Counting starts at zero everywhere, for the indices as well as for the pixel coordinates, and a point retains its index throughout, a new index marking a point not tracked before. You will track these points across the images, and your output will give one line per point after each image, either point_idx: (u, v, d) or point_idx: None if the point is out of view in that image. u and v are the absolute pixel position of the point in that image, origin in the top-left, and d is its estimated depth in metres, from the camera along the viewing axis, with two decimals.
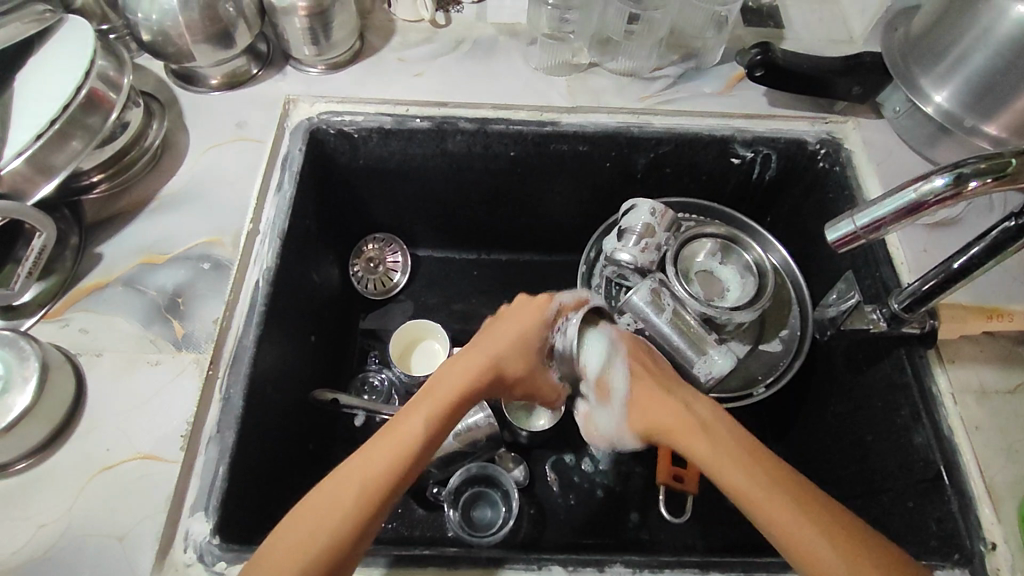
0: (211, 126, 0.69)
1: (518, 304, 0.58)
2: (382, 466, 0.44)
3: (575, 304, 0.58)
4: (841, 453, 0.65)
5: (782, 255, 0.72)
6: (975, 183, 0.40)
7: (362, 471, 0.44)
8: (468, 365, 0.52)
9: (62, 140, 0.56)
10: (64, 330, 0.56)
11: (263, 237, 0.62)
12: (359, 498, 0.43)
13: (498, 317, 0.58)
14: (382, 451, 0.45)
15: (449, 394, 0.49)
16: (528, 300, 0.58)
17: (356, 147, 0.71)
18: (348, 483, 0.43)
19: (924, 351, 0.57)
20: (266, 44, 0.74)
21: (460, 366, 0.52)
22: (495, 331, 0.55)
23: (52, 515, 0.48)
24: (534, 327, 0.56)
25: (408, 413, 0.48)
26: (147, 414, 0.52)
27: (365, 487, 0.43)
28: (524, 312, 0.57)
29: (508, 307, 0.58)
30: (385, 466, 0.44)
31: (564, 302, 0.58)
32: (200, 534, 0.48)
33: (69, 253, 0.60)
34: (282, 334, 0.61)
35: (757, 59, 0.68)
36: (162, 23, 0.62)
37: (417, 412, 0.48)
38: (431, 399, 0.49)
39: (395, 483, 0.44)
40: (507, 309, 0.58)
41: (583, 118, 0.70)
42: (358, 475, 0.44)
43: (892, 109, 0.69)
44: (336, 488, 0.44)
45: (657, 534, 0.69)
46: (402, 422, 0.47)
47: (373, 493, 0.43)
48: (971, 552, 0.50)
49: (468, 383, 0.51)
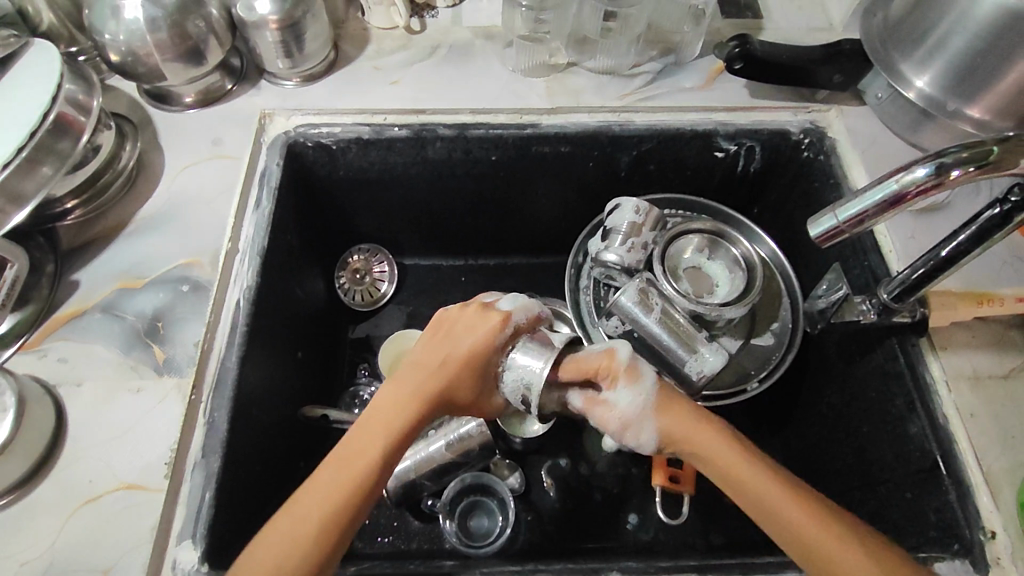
0: (186, 145, 0.68)
1: (467, 314, 0.52)
2: (343, 487, 0.43)
3: (529, 324, 0.52)
4: (838, 446, 0.64)
5: (771, 247, 0.72)
6: (957, 172, 0.40)
7: (330, 498, 0.42)
8: (420, 383, 0.49)
9: (32, 167, 0.55)
10: (43, 361, 0.55)
11: (243, 255, 0.61)
12: (324, 518, 0.42)
13: (445, 325, 0.52)
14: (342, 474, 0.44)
15: (394, 422, 0.47)
16: (482, 315, 0.52)
17: (335, 158, 0.70)
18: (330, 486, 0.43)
19: (916, 340, 0.57)
20: (239, 58, 0.73)
21: (415, 381, 0.49)
22: (445, 345, 0.51)
23: (35, 552, 0.47)
24: (484, 344, 0.50)
25: (362, 430, 0.46)
26: (129, 443, 0.51)
27: (329, 505, 0.42)
28: (470, 331, 0.51)
29: (459, 314, 0.53)
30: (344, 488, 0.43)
31: (515, 321, 0.52)
32: (188, 562, 0.47)
33: (45, 281, 0.59)
34: (267, 353, 0.60)
35: (736, 51, 0.67)
36: (130, 43, 0.61)
37: (374, 431, 0.46)
38: (389, 419, 0.47)
39: (363, 498, 0.43)
40: (458, 317, 0.52)
41: (563, 119, 0.70)
42: (324, 492, 0.43)
43: (875, 95, 0.68)
44: (298, 510, 0.42)
45: (656, 535, 0.68)
46: (362, 437, 0.46)
47: (335, 512, 0.42)
48: (970, 542, 0.50)
49: (423, 400, 0.48)
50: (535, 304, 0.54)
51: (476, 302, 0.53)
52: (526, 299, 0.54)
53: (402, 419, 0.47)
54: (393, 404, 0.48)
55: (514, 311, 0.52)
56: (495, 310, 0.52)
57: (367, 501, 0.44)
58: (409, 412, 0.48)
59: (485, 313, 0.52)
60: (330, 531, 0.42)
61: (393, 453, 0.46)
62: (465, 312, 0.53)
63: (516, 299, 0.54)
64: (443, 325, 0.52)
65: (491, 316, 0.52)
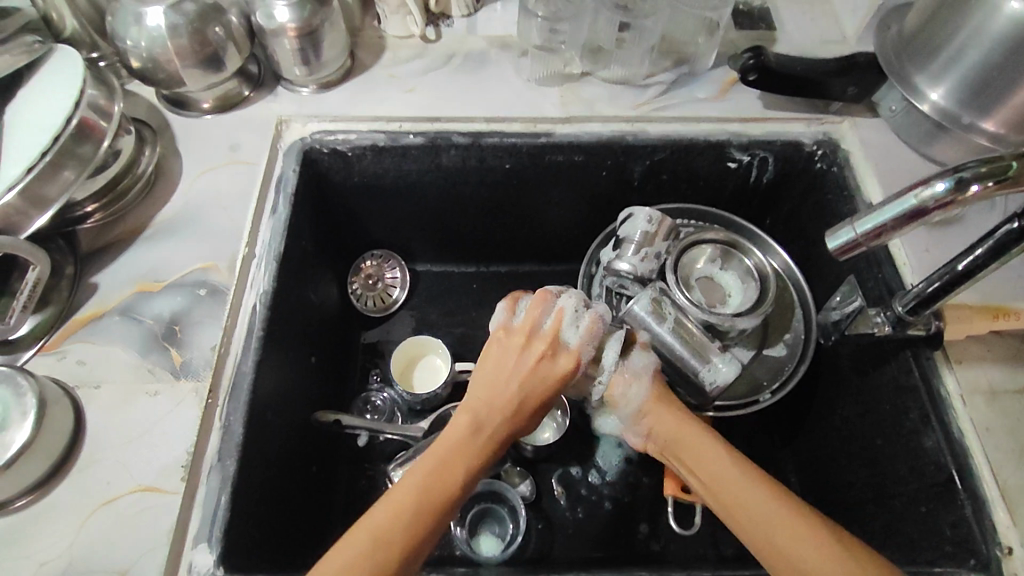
0: (204, 150, 0.69)
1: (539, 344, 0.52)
2: (425, 515, 0.43)
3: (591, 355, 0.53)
4: (850, 458, 0.64)
5: (784, 258, 0.72)
6: (975, 187, 0.40)
7: (403, 521, 0.42)
8: (498, 423, 0.49)
9: (54, 171, 0.56)
10: (61, 362, 0.56)
11: (259, 260, 0.61)
12: (404, 542, 0.42)
13: (510, 362, 0.51)
14: (423, 501, 0.43)
15: (475, 465, 0.47)
16: (551, 355, 0.51)
17: (350, 165, 0.70)
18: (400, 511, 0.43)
19: (931, 352, 0.56)
20: (257, 65, 0.74)
21: (490, 418, 0.49)
22: (517, 385, 0.50)
23: (54, 552, 0.47)
24: (556, 387, 0.51)
25: (443, 462, 0.46)
26: (148, 445, 0.52)
27: (411, 529, 0.42)
28: (545, 365, 0.51)
29: (528, 348, 0.51)
30: (427, 518, 0.43)
31: (584, 359, 0.52)
32: (204, 566, 0.47)
33: (65, 283, 0.59)
34: (282, 358, 0.61)
35: (750, 63, 0.67)
36: (151, 50, 0.62)
37: (453, 464, 0.46)
38: (466, 451, 0.47)
39: (441, 530, 0.44)
40: (528, 351, 0.51)
41: (577, 128, 0.70)
42: (403, 512, 0.43)
43: (888, 107, 0.69)
44: (380, 525, 0.42)
45: (666, 544, 0.68)
46: (442, 468, 0.45)
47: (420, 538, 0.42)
48: (987, 558, 0.50)
49: (498, 444, 0.48)
50: (599, 327, 0.54)
51: (545, 336, 0.52)
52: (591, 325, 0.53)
53: (479, 461, 0.47)
54: (469, 445, 0.47)
55: (583, 346, 0.52)
56: (564, 348, 0.52)
57: (440, 532, 0.44)
58: (486, 451, 0.48)
59: (556, 350, 0.52)
60: (413, 555, 0.42)
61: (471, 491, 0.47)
62: (533, 345, 0.52)
63: (580, 322, 0.53)
64: (506, 359, 0.51)
65: (562, 356, 0.52)
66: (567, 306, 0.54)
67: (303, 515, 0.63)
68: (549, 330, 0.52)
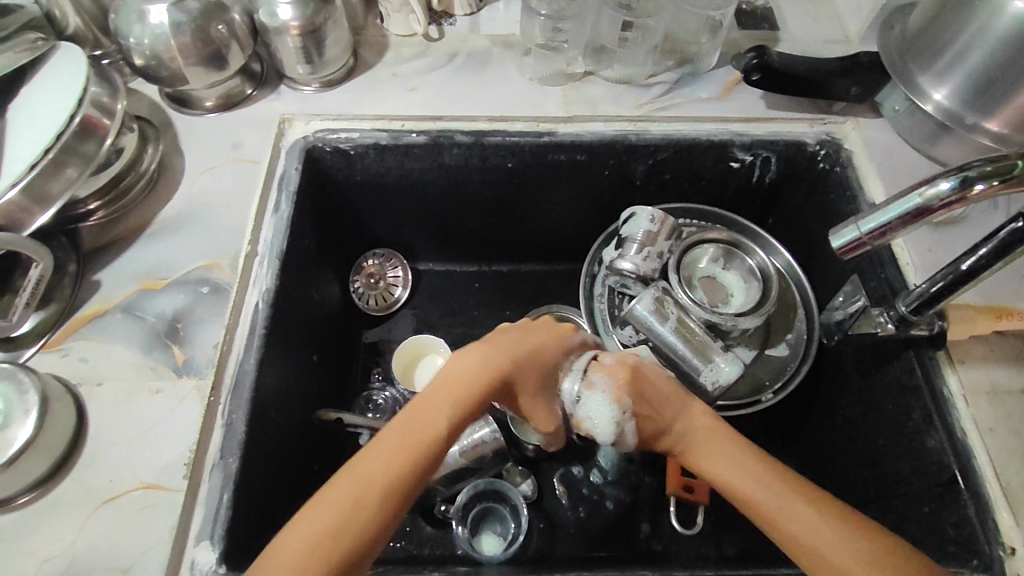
0: (207, 148, 0.68)
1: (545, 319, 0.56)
2: (408, 452, 0.43)
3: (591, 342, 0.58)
4: (853, 458, 0.64)
5: (786, 259, 0.72)
6: (980, 186, 0.40)
7: (386, 456, 0.42)
8: (492, 359, 0.49)
9: (57, 169, 0.56)
10: (64, 360, 0.56)
11: (262, 258, 0.61)
12: (386, 479, 0.41)
13: (514, 324, 0.55)
14: (408, 438, 0.43)
15: (467, 395, 0.47)
16: (551, 326, 0.56)
17: (353, 163, 0.70)
18: (388, 453, 0.42)
19: (934, 352, 0.56)
20: (259, 63, 0.74)
21: (486, 355, 0.50)
22: (519, 335, 0.53)
23: (56, 549, 0.47)
24: (557, 352, 0.54)
25: (433, 397, 0.46)
26: (151, 442, 0.52)
27: (393, 465, 0.42)
28: (547, 332, 0.55)
29: (530, 320, 0.56)
30: (409, 455, 0.43)
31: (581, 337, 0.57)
32: (206, 563, 0.47)
33: (68, 280, 0.59)
34: (284, 356, 0.61)
35: (754, 63, 0.67)
36: (154, 48, 0.62)
37: (443, 398, 0.46)
38: (456, 386, 0.47)
39: (421, 469, 0.43)
40: (530, 320, 0.56)
41: (579, 127, 0.70)
42: (390, 451, 0.43)
43: (892, 107, 0.68)
44: (367, 463, 0.42)
45: (667, 544, 0.68)
46: (430, 401, 0.46)
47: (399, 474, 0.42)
48: (990, 558, 0.49)
49: (492, 379, 0.48)
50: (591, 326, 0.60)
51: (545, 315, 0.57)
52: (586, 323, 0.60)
53: (470, 394, 0.47)
54: (462, 378, 0.47)
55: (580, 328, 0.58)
56: (564, 324, 0.57)
57: (422, 472, 0.43)
58: (477, 385, 0.47)
59: (556, 323, 0.56)
60: (397, 495, 0.41)
61: (461, 426, 0.46)
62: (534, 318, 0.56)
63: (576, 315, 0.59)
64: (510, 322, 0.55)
65: (562, 328, 0.56)
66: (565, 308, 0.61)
67: None
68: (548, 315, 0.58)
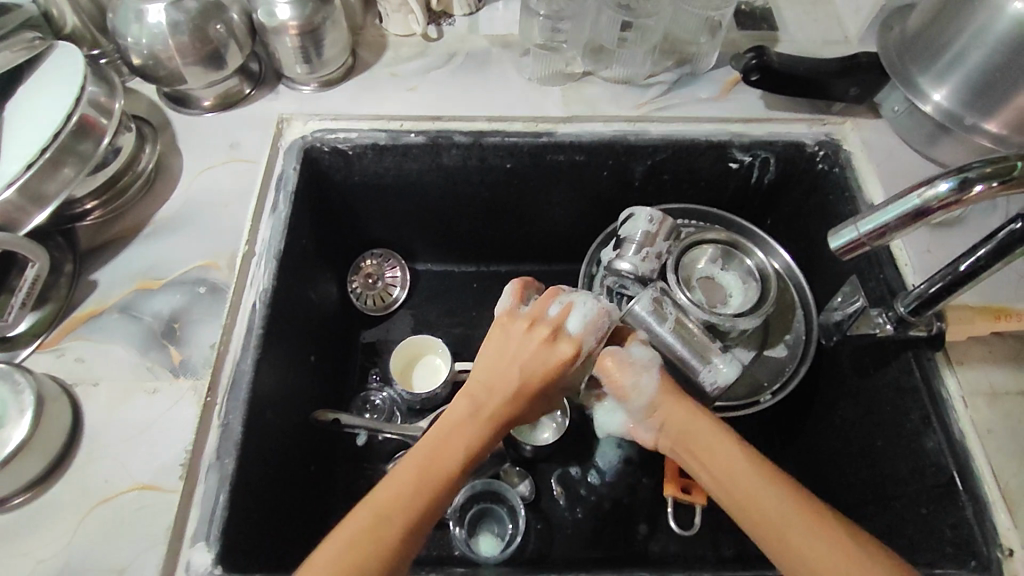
0: (205, 148, 0.68)
1: (537, 338, 0.51)
2: (418, 500, 0.43)
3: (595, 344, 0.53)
4: (851, 459, 0.64)
5: (785, 260, 0.72)
6: (980, 187, 0.39)
7: (397, 501, 0.42)
8: (499, 405, 0.49)
9: (54, 168, 0.56)
10: (60, 360, 0.56)
11: (259, 258, 0.61)
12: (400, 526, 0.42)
13: (513, 347, 0.51)
14: (417, 489, 0.43)
15: (475, 447, 0.46)
16: (552, 343, 0.51)
17: (351, 163, 0.70)
18: (395, 494, 0.43)
19: (932, 354, 0.56)
20: (258, 63, 0.74)
21: (491, 402, 0.49)
22: (520, 368, 0.50)
23: (51, 550, 0.47)
24: (559, 373, 0.51)
25: (443, 443, 0.46)
26: (147, 443, 0.52)
27: (404, 514, 0.42)
28: (544, 355, 0.50)
29: (530, 334, 0.51)
30: (421, 503, 0.43)
31: (585, 348, 0.52)
32: (202, 565, 0.47)
33: (64, 280, 0.59)
34: (281, 357, 0.60)
35: (753, 63, 0.67)
36: (152, 47, 0.62)
37: (453, 446, 0.46)
38: (465, 436, 0.47)
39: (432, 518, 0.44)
40: (529, 339, 0.51)
41: (578, 127, 0.70)
42: (401, 497, 0.43)
43: (892, 109, 0.68)
44: (379, 504, 0.42)
45: (665, 545, 0.68)
46: (439, 450, 0.46)
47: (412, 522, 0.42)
48: (988, 560, 0.49)
49: (497, 428, 0.48)
50: (603, 320, 0.53)
51: (546, 323, 0.52)
52: (596, 316, 0.53)
53: (478, 449, 0.47)
54: (470, 428, 0.47)
55: (585, 335, 0.52)
56: (567, 336, 0.52)
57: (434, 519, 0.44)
58: (484, 436, 0.47)
59: (556, 337, 0.51)
60: (408, 541, 0.42)
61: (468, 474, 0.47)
62: (535, 330, 0.52)
63: (585, 311, 0.53)
64: (508, 345, 0.51)
65: (564, 343, 0.51)
66: (574, 298, 0.54)
67: (301, 514, 0.62)
68: (552, 318, 0.52)
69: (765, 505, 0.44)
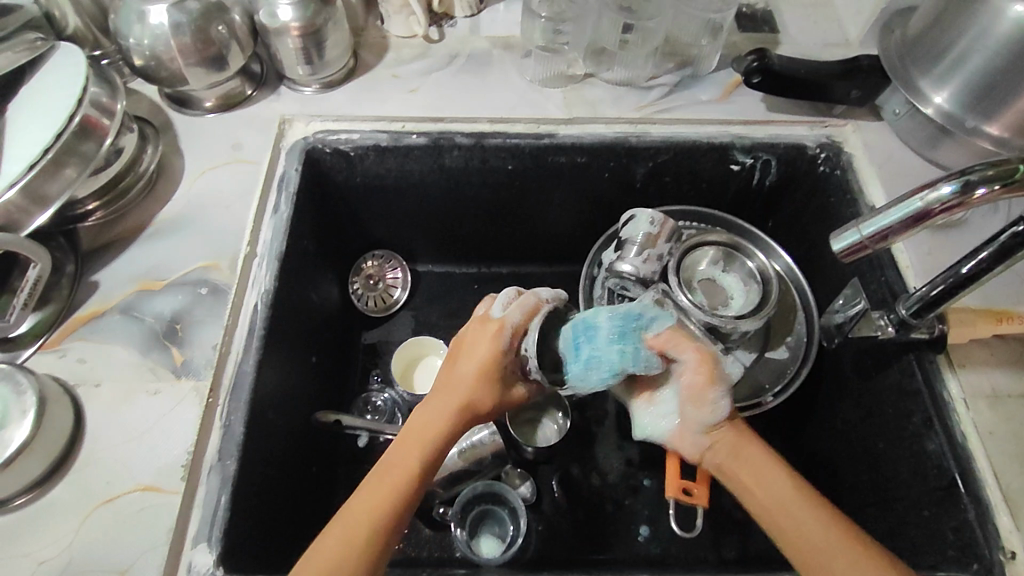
0: (207, 149, 0.68)
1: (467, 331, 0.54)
2: (380, 500, 0.46)
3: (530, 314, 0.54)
4: (853, 462, 0.63)
5: (786, 261, 0.72)
6: (981, 190, 0.40)
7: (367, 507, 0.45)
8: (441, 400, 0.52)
9: (56, 169, 0.56)
10: (61, 360, 0.56)
11: (261, 259, 0.61)
12: (366, 526, 0.44)
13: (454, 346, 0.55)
14: (378, 491, 0.46)
15: (424, 442, 0.49)
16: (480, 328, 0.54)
17: (353, 165, 0.70)
18: (365, 500, 0.46)
19: (934, 356, 0.56)
20: (260, 64, 0.74)
21: (436, 400, 0.52)
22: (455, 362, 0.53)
23: (52, 551, 0.47)
24: (494, 355, 0.52)
25: (402, 446, 0.49)
26: (149, 444, 0.52)
27: (368, 516, 0.45)
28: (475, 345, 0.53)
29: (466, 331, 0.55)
30: (380, 503, 0.45)
31: (513, 323, 0.53)
32: (203, 566, 0.47)
33: (66, 281, 0.59)
34: (283, 358, 0.60)
35: (754, 66, 0.67)
36: (154, 48, 0.62)
37: (408, 446, 0.49)
38: (415, 432, 0.50)
39: (397, 514, 0.46)
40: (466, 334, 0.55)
41: (580, 129, 0.70)
42: (372, 501, 0.46)
43: (892, 111, 0.68)
44: (353, 511, 0.45)
45: (666, 547, 0.68)
46: (397, 452, 0.49)
47: (376, 523, 0.45)
48: (990, 563, 0.49)
49: (443, 420, 0.50)
50: (529, 299, 0.55)
51: (476, 318, 0.55)
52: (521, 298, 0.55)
53: (425, 441, 0.49)
54: (422, 426, 0.50)
55: (511, 314, 0.53)
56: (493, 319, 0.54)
57: (401, 515, 0.46)
58: (430, 430, 0.50)
59: (485, 325, 0.54)
60: (374, 541, 0.44)
61: (430, 468, 0.49)
62: (471, 327, 0.55)
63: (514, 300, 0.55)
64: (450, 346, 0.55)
65: (490, 327, 0.54)
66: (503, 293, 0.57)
67: (303, 515, 0.62)
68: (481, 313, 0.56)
69: (796, 517, 0.46)
